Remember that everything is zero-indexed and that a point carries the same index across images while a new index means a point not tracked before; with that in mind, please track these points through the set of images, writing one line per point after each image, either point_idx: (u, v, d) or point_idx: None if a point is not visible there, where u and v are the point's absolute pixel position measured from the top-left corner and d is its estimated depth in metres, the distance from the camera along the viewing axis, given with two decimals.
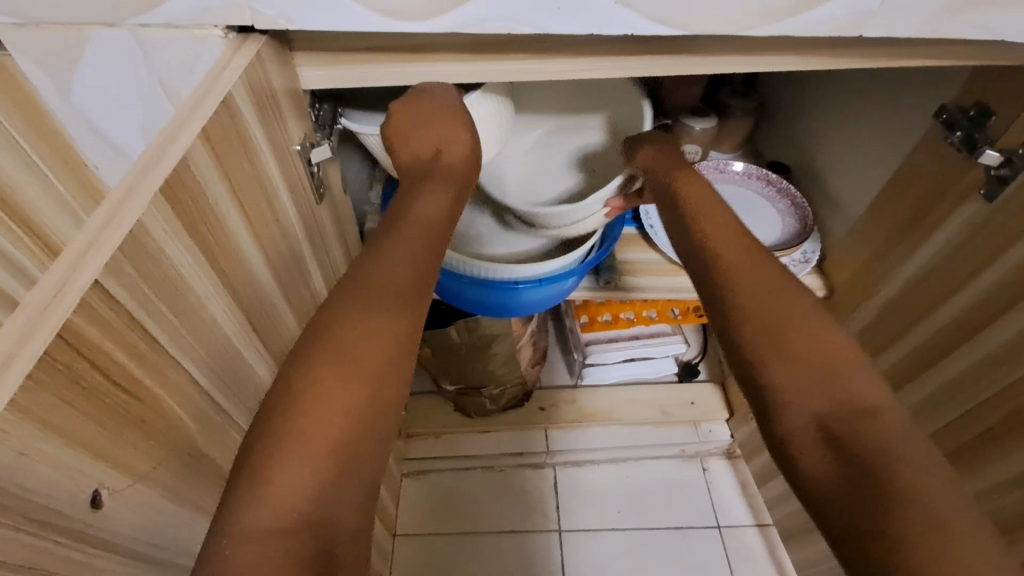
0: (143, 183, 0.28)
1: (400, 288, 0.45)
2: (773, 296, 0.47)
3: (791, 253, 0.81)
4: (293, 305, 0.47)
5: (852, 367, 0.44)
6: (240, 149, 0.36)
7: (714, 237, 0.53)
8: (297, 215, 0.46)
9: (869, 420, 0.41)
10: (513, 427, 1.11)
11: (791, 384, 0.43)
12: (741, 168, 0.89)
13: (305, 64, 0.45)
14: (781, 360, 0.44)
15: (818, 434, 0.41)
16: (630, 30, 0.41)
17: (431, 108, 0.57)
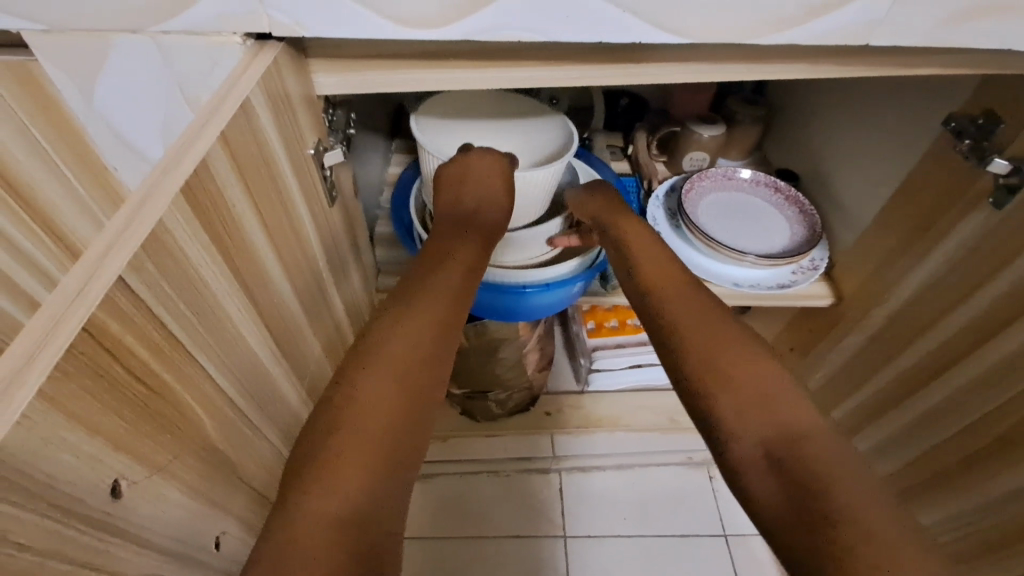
0: (164, 184, 0.29)
1: (425, 316, 0.49)
2: (713, 329, 0.51)
3: (797, 261, 0.82)
4: (305, 303, 0.48)
5: (792, 397, 0.47)
6: (256, 152, 0.37)
7: (651, 275, 0.57)
8: (311, 217, 0.48)
9: (803, 441, 0.44)
10: (519, 431, 1.11)
11: (733, 412, 0.46)
12: (749, 175, 0.89)
13: (320, 70, 0.46)
14: (722, 391, 0.48)
15: (766, 462, 0.44)
16: (632, 36, 0.42)
17: (479, 169, 0.63)
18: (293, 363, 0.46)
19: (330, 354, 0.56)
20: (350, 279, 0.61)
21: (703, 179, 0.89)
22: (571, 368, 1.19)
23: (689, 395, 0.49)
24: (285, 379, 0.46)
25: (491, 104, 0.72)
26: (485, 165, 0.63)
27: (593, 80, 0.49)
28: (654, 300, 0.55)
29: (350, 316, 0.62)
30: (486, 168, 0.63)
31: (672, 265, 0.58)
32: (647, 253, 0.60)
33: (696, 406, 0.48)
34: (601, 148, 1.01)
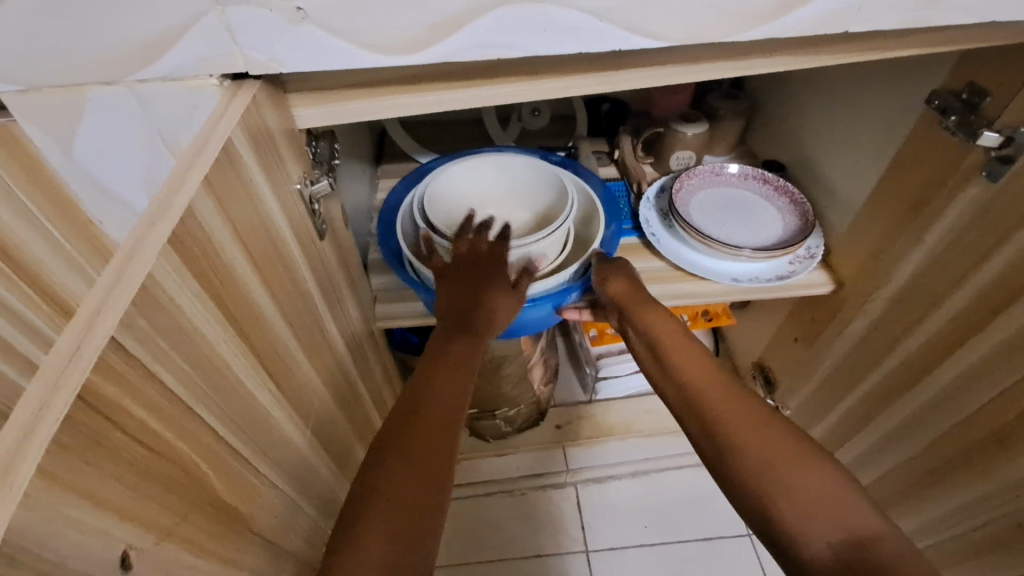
0: (152, 232, 0.28)
1: (444, 446, 0.52)
2: (763, 425, 0.57)
3: (794, 250, 0.82)
4: (303, 341, 0.47)
5: (840, 489, 0.52)
6: (242, 190, 0.36)
7: (691, 372, 0.63)
8: (303, 250, 0.47)
9: (864, 533, 0.49)
10: (529, 449, 1.11)
11: (802, 512, 0.51)
12: (736, 170, 0.89)
13: (299, 104, 0.46)
14: (781, 489, 0.52)
15: (838, 562, 0.48)
16: (622, 47, 0.42)
17: (470, 269, 0.67)
18: (296, 400, 0.45)
19: (333, 390, 0.55)
20: (347, 311, 0.60)
21: (691, 177, 0.90)
22: (577, 380, 1.18)
23: (750, 497, 0.54)
24: (290, 421, 0.45)
25: (502, 168, 0.80)
26: (478, 257, 0.68)
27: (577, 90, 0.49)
28: (701, 399, 0.60)
29: (351, 349, 0.61)
30: (481, 257, 0.68)
31: (706, 360, 0.64)
32: (680, 347, 0.65)
33: (758, 508, 0.53)
34: (587, 153, 1.00)
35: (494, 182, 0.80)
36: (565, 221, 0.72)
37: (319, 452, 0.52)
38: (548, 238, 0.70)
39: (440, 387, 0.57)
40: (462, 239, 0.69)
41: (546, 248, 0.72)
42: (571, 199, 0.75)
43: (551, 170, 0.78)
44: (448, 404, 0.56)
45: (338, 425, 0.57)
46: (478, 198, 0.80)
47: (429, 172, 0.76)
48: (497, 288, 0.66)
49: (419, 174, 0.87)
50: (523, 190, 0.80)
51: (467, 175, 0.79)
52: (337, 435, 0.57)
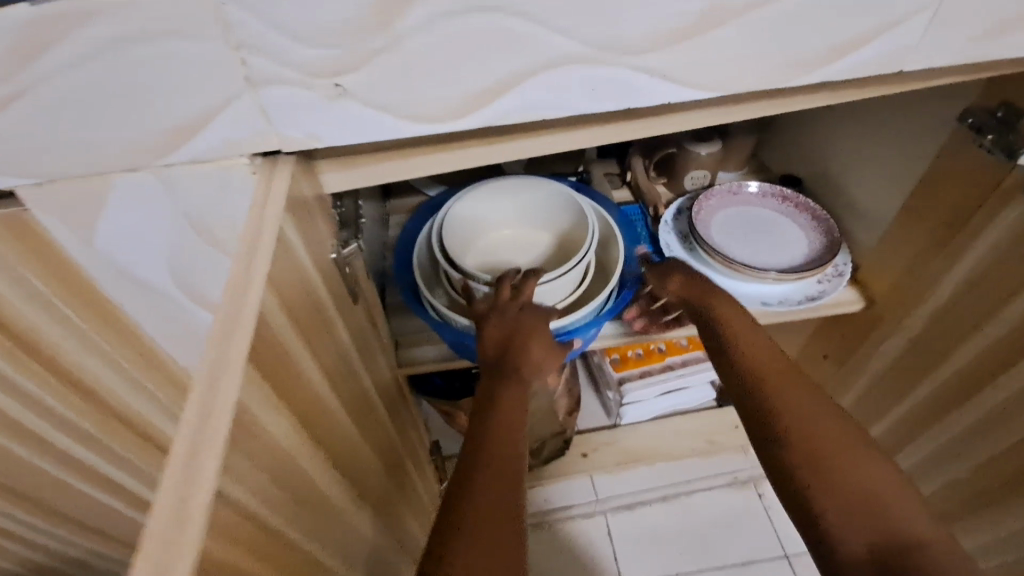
0: (226, 366, 0.27)
1: (510, 497, 0.50)
2: (822, 422, 0.54)
3: (821, 270, 0.80)
4: (343, 416, 0.44)
5: (894, 490, 0.50)
6: (289, 279, 0.34)
7: (753, 361, 0.59)
8: (341, 320, 0.45)
9: (909, 536, 0.47)
10: (554, 477, 1.09)
11: (846, 514, 0.49)
12: (756, 188, 0.88)
13: (329, 170, 0.43)
14: (828, 488, 0.50)
15: (873, 562, 0.47)
16: (674, 99, 0.41)
17: (518, 314, 0.63)
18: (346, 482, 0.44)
19: (373, 457, 0.53)
20: (380, 368, 0.58)
21: (710, 198, 0.88)
22: (599, 403, 1.14)
23: (794, 492, 0.52)
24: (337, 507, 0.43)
25: (517, 195, 0.76)
26: (526, 301, 0.64)
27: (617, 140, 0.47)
28: (761, 389, 0.57)
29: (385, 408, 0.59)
30: (528, 303, 0.64)
31: (772, 349, 0.60)
32: (744, 336, 0.61)
33: (801, 503, 0.51)
34: (600, 176, 0.99)
35: (509, 210, 0.76)
36: (584, 256, 0.68)
37: (361, 525, 0.50)
38: (570, 273, 0.67)
39: (501, 427, 0.56)
40: (506, 281, 0.65)
41: (565, 285, 0.69)
42: (591, 230, 0.71)
43: (569, 196, 0.74)
44: (510, 450, 0.54)
45: (377, 493, 0.54)
46: (493, 227, 0.77)
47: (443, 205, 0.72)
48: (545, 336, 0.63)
49: (432, 208, 0.84)
50: (540, 219, 0.76)
51: (480, 204, 0.75)
52: (377, 503, 0.54)
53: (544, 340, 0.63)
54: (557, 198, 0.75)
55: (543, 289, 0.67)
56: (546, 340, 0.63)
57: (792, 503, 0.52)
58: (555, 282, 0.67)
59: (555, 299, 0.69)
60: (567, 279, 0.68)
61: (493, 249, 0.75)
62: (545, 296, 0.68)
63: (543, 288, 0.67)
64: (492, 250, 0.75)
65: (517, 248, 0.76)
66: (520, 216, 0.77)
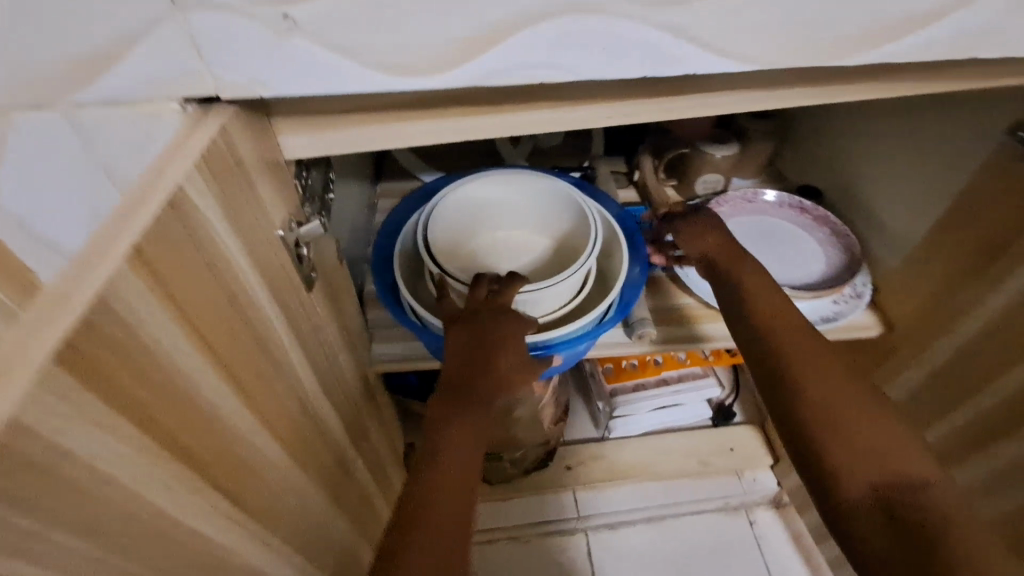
0: (33, 344, 0.21)
1: (457, 519, 0.48)
2: (833, 376, 0.51)
3: (840, 290, 0.73)
4: (268, 417, 0.38)
5: (905, 443, 0.48)
6: (186, 249, 0.28)
7: (766, 314, 0.55)
8: (280, 308, 0.38)
9: (920, 487, 0.46)
10: (535, 490, 1.02)
11: (854, 463, 0.47)
12: (773, 198, 0.82)
13: (286, 130, 0.37)
14: (838, 439, 0.48)
15: (880, 509, 0.46)
16: (697, 70, 0.35)
17: (490, 320, 0.56)
18: (259, 495, 0.37)
19: (315, 468, 0.46)
20: (339, 367, 0.51)
21: (721, 205, 0.82)
22: (587, 414, 1.08)
23: (803, 443, 0.50)
24: (240, 528, 0.36)
25: (517, 190, 0.68)
26: (499, 307, 0.57)
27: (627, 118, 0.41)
28: (773, 343, 0.53)
29: (342, 412, 0.52)
30: (505, 309, 0.57)
31: (786, 302, 0.56)
32: (761, 289, 0.56)
33: (809, 453, 0.49)
34: (605, 175, 0.89)
35: (505, 206, 0.69)
36: (582, 264, 0.61)
37: (287, 544, 0.43)
38: (567, 283, 0.61)
39: (459, 443, 0.51)
40: (480, 283, 0.58)
41: (559, 292, 0.62)
42: (594, 236, 0.64)
43: (574, 197, 0.67)
44: (463, 467, 0.50)
45: (318, 505, 0.48)
46: (485, 223, 0.70)
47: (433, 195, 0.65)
48: (517, 346, 0.56)
49: (421, 196, 0.77)
50: (537, 218, 0.70)
51: (474, 197, 0.68)
52: (314, 517, 0.47)
53: (519, 351, 0.56)
54: (559, 199, 0.68)
55: (528, 297, 0.60)
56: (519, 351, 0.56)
57: (801, 453, 0.50)
58: (546, 291, 0.60)
59: (548, 312, 0.63)
60: (559, 289, 0.61)
61: (482, 247, 0.69)
62: (533, 306, 0.61)
63: (522, 297, 0.59)
64: (480, 253, 0.68)
65: (509, 249, 0.70)
66: (517, 213, 0.70)
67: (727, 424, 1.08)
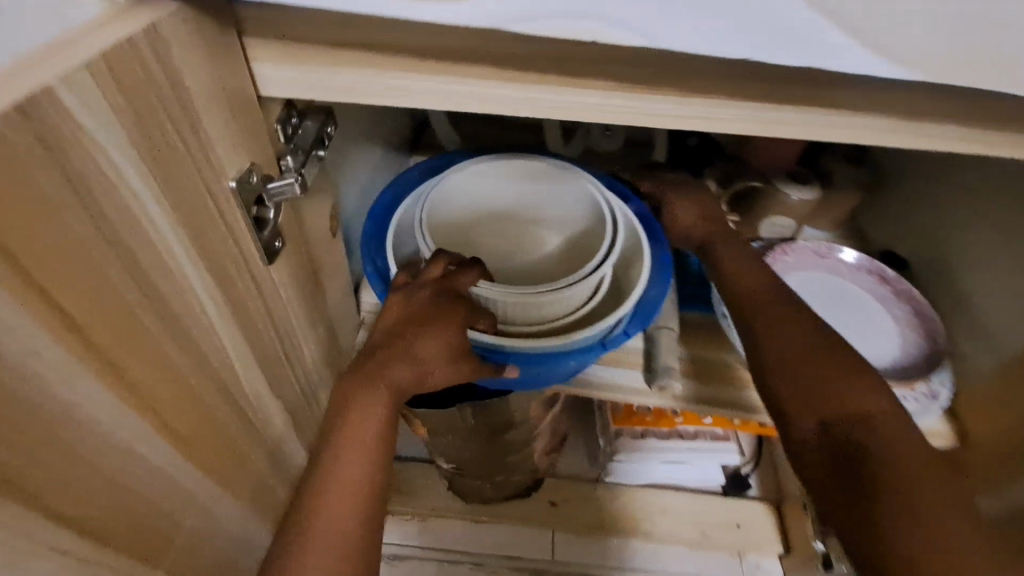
0: None
1: (359, 500, 0.41)
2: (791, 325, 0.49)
3: (910, 385, 0.61)
4: (181, 418, 0.29)
5: (864, 384, 0.45)
6: (58, 184, 0.19)
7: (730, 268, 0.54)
8: (225, 289, 0.30)
9: (871, 422, 0.43)
10: (512, 520, 0.92)
11: (806, 407, 0.46)
12: (851, 259, 0.69)
13: (266, 57, 0.29)
14: (790, 387, 0.47)
15: (826, 447, 0.44)
16: (807, 61, 0.25)
17: (428, 300, 0.46)
18: (145, 527, 0.29)
19: (240, 484, 0.38)
20: (301, 361, 0.43)
21: (787, 253, 0.70)
22: (584, 450, 0.98)
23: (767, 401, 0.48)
24: (117, 560, 0.28)
25: (535, 183, 0.59)
26: (448, 286, 0.47)
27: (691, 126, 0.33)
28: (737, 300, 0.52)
29: (296, 414, 0.44)
30: (453, 284, 0.47)
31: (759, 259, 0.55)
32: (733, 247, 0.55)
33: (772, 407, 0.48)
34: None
35: (521, 200, 0.60)
36: (596, 270, 0.52)
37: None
38: (551, 294, 0.50)
39: (368, 415, 0.43)
40: (438, 261, 0.48)
41: (557, 299, 0.51)
42: (611, 244, 0.54)
43: (599, 201, 0.57)
44: (367, 456, 0.42)
45: (239, 519, 0.39)
46: (496, 215, 0.61)
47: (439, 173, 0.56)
48: (446, 337, 0.45)
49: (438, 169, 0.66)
50: (557, 220, 0.60)
51: (486, 184, 0.59)
52: (232, 533, 0.39)
53: (457, 333, 0.46)
54: (582, 201, 0.58)
55: (492, 296, 0.50)
56: (457, 325, 0.46)
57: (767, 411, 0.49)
58: (550, 296, 0.50)
59: (523, 321, 0.51)
60: (553, 295, 0.50)
61: (487, 242, 0.61)
62: (519, 307, 0.50)
63: (479, 289, 0.50)
64: (486, 239, 0.60)
65: (519, 249, 0.61)
66: (533, 210, 0.61)
67: (739, 496, 0.95)
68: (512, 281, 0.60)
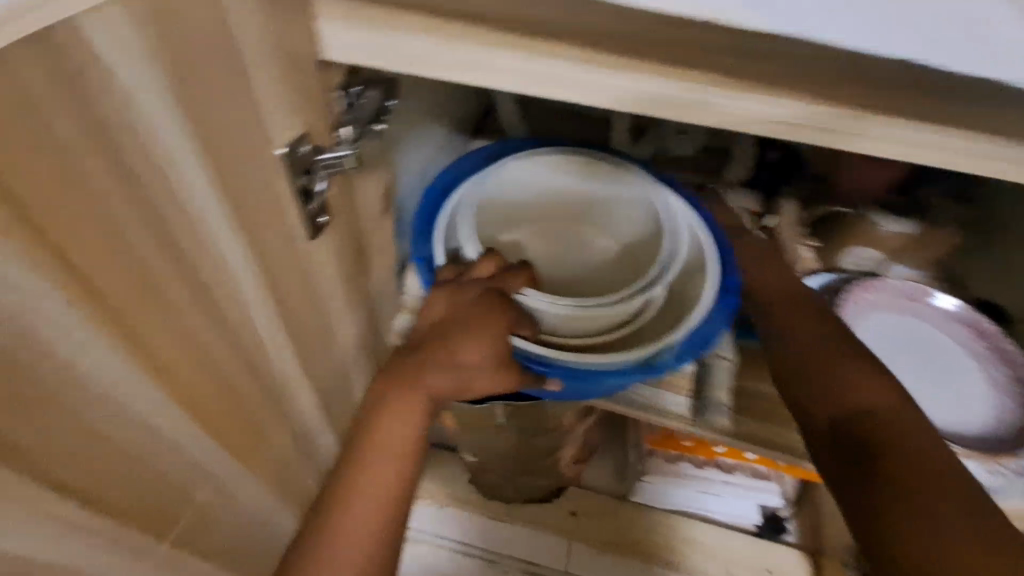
0: None
1: (387, 502, 0.40)
2: (808, 327, 0.48)
3: (995, 459, 0.54)
4: (197, 388, 0.27)
5: (880, 384, 0.43)
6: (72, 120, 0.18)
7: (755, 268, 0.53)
8: (256, 254, 0.28)
9: (886, 422, 0.41)
10: (530, 524, 0.89)
11: (820, 406, 0.44)
12: (945, 306, 0.62)
13: (331, 15, 0.27)
14: (806, 384, 0.45)
15: (836, 445, 0.42)
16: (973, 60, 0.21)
17: (473, 302, 0.43)
18: (144, 494, 0.27)
19: (257, 463, 0.36)
20: (337, 342, 0.41)
21: (870, 289, 0.63)
22: (611, 465, 0.94)
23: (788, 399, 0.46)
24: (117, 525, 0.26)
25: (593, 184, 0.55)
26: (496, 287, 0.44)
27: (782, 132, 0.29)
28: (761, 303, 0.51)
29: (325, 395, 0.42)
30: (500, 285, 0.45)
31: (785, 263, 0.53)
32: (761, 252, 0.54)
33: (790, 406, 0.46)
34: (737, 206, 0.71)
35: (576, 199, 0.57)
36: (650, 289, 0.48)
37: (199, 554, 0.34)
38: (599, 309, 0.47)
39: (401, 417, 0.41)
40: (489, 261, 0.46)
41: (604, 315, 0.47)
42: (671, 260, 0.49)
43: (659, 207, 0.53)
44: (397, 454, 0.41)
45: (256, 497, 0.38)
46: (550, 212, 0.57)
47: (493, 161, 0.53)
48: (488, 342, 0.42)
49: None
50: (614, 224, 0.56)
51: (540, 178, 0.56)
52: (249, 510, 0.37)
53: (499, 342, 0.42)
54: (640, 204, 0.54)
55: (538, 305, 0.46)
56: (500, 334, 0.42)
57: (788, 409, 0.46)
58: (597, 313, 0.47)
59: (568, 334, 0.47)
60: (603, 313, 0.47)
61: (538, 240, 0.57)
62: (565, 318, 0.47)
63: (526, 297, 0.46)
64: (537, 239, 0.57)
65: (572, 250, 0.57)
66: (589, 210, 0.57)
67: (776, 540, 0.88)
68: (562, 283, 0.57)
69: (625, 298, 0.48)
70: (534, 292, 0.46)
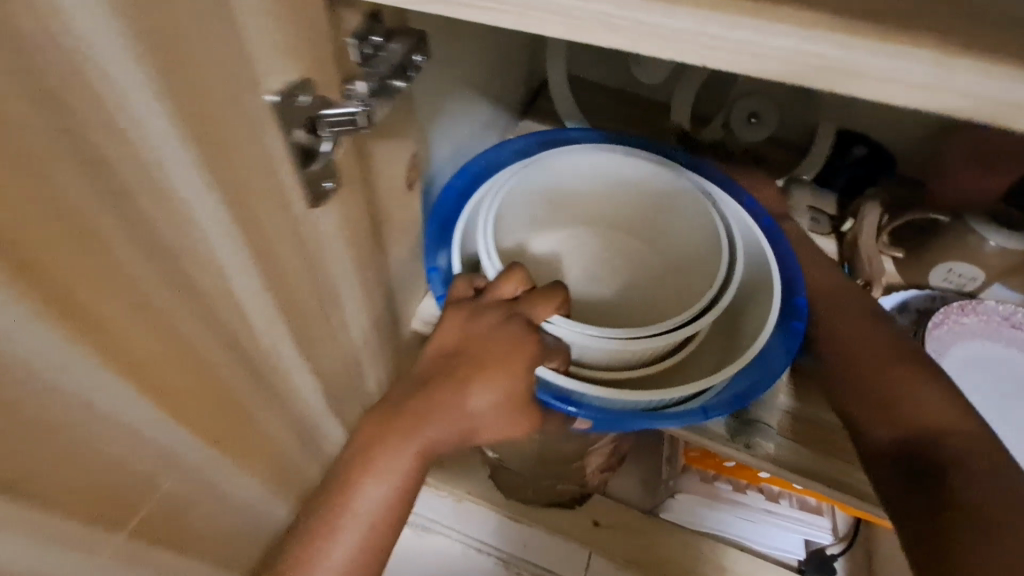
0: None
1: (368, 554, 0.35)
2: (869, 331, 0.45)
3: None
4: (157, 365, 0.24)
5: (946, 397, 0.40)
6: None
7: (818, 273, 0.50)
8: (233, 213, 0.24)
9: (950, 438, 0.38)
10: (547, 528, 0.82)
11: (877, 415, 0.41)
12: None
13: None
14: (860, 391, 0.43)
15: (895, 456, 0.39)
16: None
17: (491, 330, 0.38)
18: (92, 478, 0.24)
19: (237, 448, 0.32)
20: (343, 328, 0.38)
21: (969, 312, 0.55)
22: (640, 477, 0.87)
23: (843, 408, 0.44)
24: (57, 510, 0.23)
25: (643, 186, 0.53)
26: (519, 313, 0.39)
27: (946, 108, 0.20)
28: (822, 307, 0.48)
29: (328, 383, 0.39)
30: (523, 312, 0.39)
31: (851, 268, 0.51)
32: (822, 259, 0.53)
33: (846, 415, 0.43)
34: (801, 208, 0.65)
35: (625, 200, 0.54)
36: (696, 321, 0.44)
37: (165, 544, 0.30)
38: (637, 343, 0.42)
39: (392, 465, 0.35)
40: (513, 277, 0.41)
41: (641, 349, 0.43)
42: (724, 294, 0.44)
43: (714, 219, 0.49)
44: (387, 512, 0.35)
45: (241, 487, 0.34)
46: (595, 211, 0.56)
47: (534, 157, 0.51)
48: (507, 380, 0.37)
49: (545, 142, 0.57)
50: (663, 227, 0.54)
51: (586, 176, 0.53)
52: (232, 500, 0.34)
53: (515, 383, 0.37)
54: (691, 210, 0.51)
55: (565, 335, 0.41)
56: (520, 374, 0.37)
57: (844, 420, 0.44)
58: (630, 350, 0.42)
59: (600, 365, 0.44)
60: (638, 347, 0.42)
61: (580, 237, 0.56)
62: (597, 348, 0.42)
63: (552, 325, 0.41)
64: (572, 252, 0.56)
65: (616, 251, 0.56)
66: (637, 211, 0.55)
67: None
68: (604, 283, 0.55)
69: (664, 337, 0.43)
70: (563, 320, 0.42)
